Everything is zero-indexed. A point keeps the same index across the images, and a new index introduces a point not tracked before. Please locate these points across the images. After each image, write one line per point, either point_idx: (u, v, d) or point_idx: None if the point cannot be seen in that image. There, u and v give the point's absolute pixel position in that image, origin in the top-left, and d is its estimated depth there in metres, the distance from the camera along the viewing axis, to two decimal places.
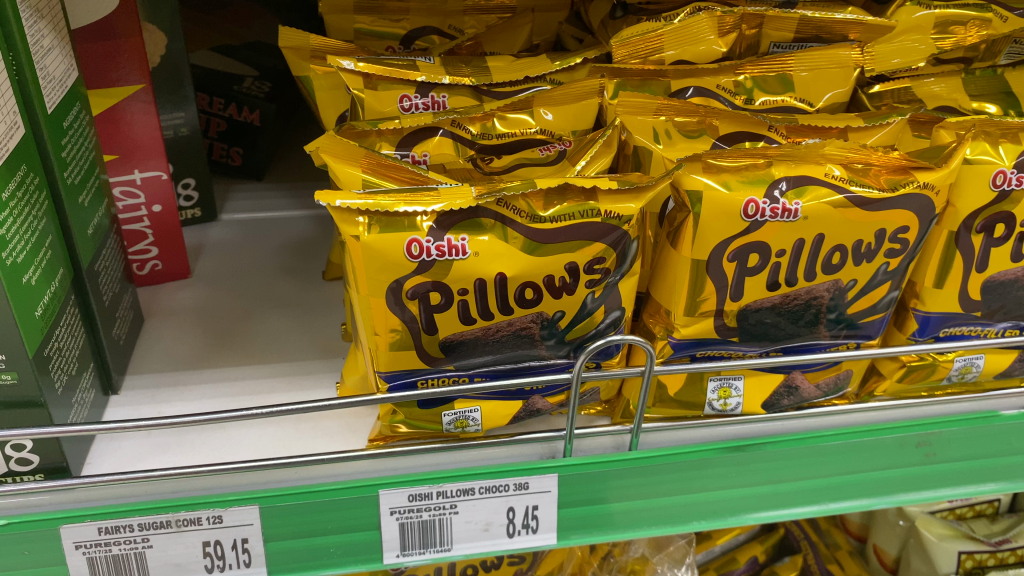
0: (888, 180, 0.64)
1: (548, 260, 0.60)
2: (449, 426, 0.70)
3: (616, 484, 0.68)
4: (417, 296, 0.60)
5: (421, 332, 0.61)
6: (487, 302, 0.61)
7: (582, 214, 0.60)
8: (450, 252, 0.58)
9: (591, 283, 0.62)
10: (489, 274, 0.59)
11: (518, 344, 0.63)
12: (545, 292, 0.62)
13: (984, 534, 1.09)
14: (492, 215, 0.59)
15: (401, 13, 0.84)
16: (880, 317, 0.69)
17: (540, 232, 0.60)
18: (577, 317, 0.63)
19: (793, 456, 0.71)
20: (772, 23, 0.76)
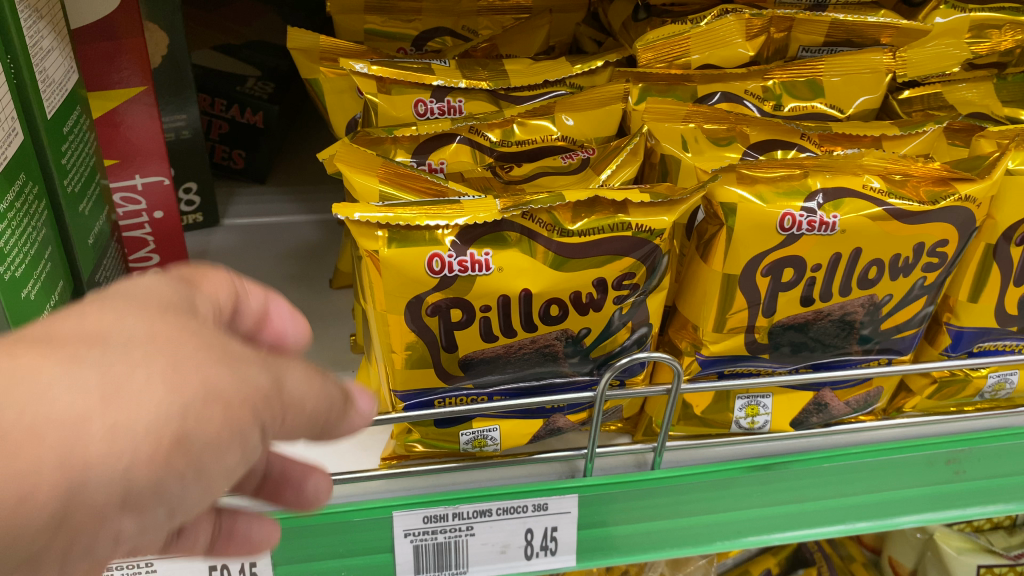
0: (927, 193, 0.61)
1: (575, 276, 0.57)
2: (467, 446, 0.67)
3: (639, 506, 0.65)
4: (437, 312, 0.57)
5: (440, 349, 0.58)
6: (510, 320, 0.58)
7: (612, 228, 0.57)
8: (473, 268, 0.56)
9: (618, 299, 0.59)
10: (512, 291, 0.57)
11: (542, 363, 0.60)
12: (571, 308, 0.59)
13: (1004, 548, 1.05)
14: (517, 229, 0.57)
15: (413, 13, 0.82)
16: (914, 332, 0.66)
17: (566, 246, 0.57)
18: (602, 335, 0.61)
19: (822, 474, 0.68)
20: (801, 27, 0.74)
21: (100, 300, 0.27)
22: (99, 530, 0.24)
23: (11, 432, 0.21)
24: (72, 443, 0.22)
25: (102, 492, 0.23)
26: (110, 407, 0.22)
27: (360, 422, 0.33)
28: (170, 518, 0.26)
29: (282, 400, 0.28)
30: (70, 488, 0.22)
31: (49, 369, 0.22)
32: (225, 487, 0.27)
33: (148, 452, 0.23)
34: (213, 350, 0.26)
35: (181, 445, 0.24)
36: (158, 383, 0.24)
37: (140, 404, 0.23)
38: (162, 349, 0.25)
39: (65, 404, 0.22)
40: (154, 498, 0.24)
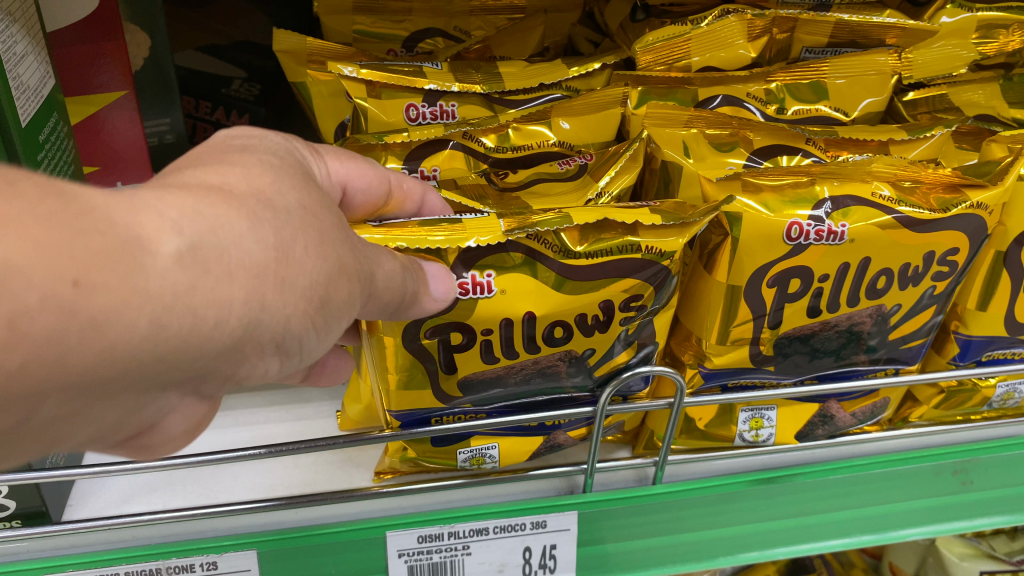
0: (938, 200, 0.59)
1: (581, 299, 0.56)
2: (465, 463, 0.65)
3: (638, 522, 0.63)
4: (437, 336, 0.55)
5: (439, 372, 0.56)
6: (512, 342, 0.56)
7: (620, 250, 0.55)
8: (475, 290, 0.54)
9: (625, 321, 0.58)
10: (516, 313, 0.55)
11: (545, 385, 0.58)
12: (575, 330, 0.57)
13: (1004, 552, 0.99)
14: (521, 248, 0.54)
15: (403, 14, 0.79)
16: (921, 342, 0.64)
17: (570, 267, 0.55)
18: (607, 355, 0.59)
19: (830, 486, 0.66)
20: (805, 27, 0.72)
21: (261, 167, 0.37)
22: (257, 359, 0.35)
23: (216, 269, 0.31)
24: (256, 289, 0.32)
25: (270, 328, 0.34)
26: (279, 263, 0.33)
27: (426, 309, 0.49)
28: (297, 359, 0.38)
29: (373, 284, 0.41)
30: (251, 323, 0.32)
31: (240, 224, 0.32)
32: (331, 341, 0.40)
33: (302, 308, 0.35)
34: (337, 232, 0.37)
35: (319, 306, 0.36)
36: (310, 252, 0.35)
37: (297, 268, 0.34)
38: (310, 223, 0.36)
39: (248, 257, 0.32)
40: (297, 345, 0.36)
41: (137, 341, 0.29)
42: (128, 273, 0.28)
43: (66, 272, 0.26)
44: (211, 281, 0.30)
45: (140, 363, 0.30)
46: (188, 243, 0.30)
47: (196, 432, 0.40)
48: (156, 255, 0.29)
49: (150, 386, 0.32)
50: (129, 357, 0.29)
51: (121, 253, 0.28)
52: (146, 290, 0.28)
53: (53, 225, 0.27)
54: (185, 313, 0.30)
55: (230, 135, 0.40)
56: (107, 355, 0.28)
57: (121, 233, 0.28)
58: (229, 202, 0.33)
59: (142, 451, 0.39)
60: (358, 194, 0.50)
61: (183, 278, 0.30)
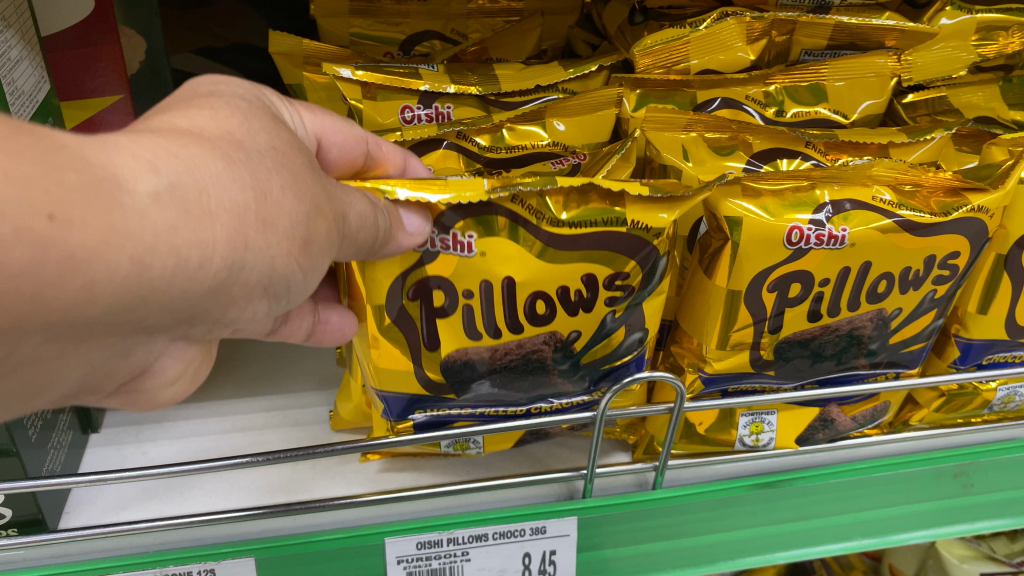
0: (939, 203, 0.59)
1: (564, 269, 0.55)
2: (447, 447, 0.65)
3: (637, 527, 0.62)
4: (418, 296, 0.55)
5: (422, 348, 0.57)
6: (493, 312, 0.56)
7: (605, 222, 0.54)
8: (455, 247, 0.54)
9: (611, 301, 0.57)
10: (495, 276, 0.55)
11: (529, 369, 0.59)
12: (559, 306, 0.57)
13: (1006, 553, 0.97)
14: (507, 214, 0.53)
15: (400, 16, 0.79)
16: (921, 346, 0.64)
17: (554, 236, 0.54)
18: (594, 338, 0.59)
19: (831, 491, 0.66)
20: (804, 30, 0.72)
21: (231, 110, 0.37)
22: (241, 299, 0.36)
23: (196, 209, 0.31)
24: (238, 229, 0.33)
25: (255, 268, 0.34)
26: (260, 202, 0.34)
27: (402, 246, 0.49)
28: (279, 300, 0.39)
29: (350, 229, 0.41)
30: (235, 263, 0.33)
31: (216, 164, 0.33)
32: (313, 283, 0.40)
33: (285, 248, 0.35)
34: (312, 174, 0.38)
35: (302, 247, 0.37)
36: (289, 193, 0.36)
37: (277, 209, 0.35)
38: (284, 164, 0.36)
39: (226, 196, 0.32)
40: (281, 285, 0.37)
41: (120, 280, 0.29)
42: (106, 211, 0.28)
43: (41, 207, 0.26)
44: (191, 220, 0.31)
45: (123, 301, 0.30)
46: (165, 183, 0.30)
47: (186, 376, 0.41)
48: (132, 194, 0.29)
49: (135, 326, 0.33)
50: (111, 295, 0.30)
51: (99, 190, 0.28)
52: (127, 229, 0.29)
53: (26, 160, 0.27)
54: (168, 252, 0.30)
55: (196, 84, 0.40)
56: (88, 294, 0.29)
57: (96, 170, 0.29)
58: (202, 145, 0.33)
59: (133, 394, 0.40)
60: (335, 150, 0.49)
61: (163, 217, 0.30)
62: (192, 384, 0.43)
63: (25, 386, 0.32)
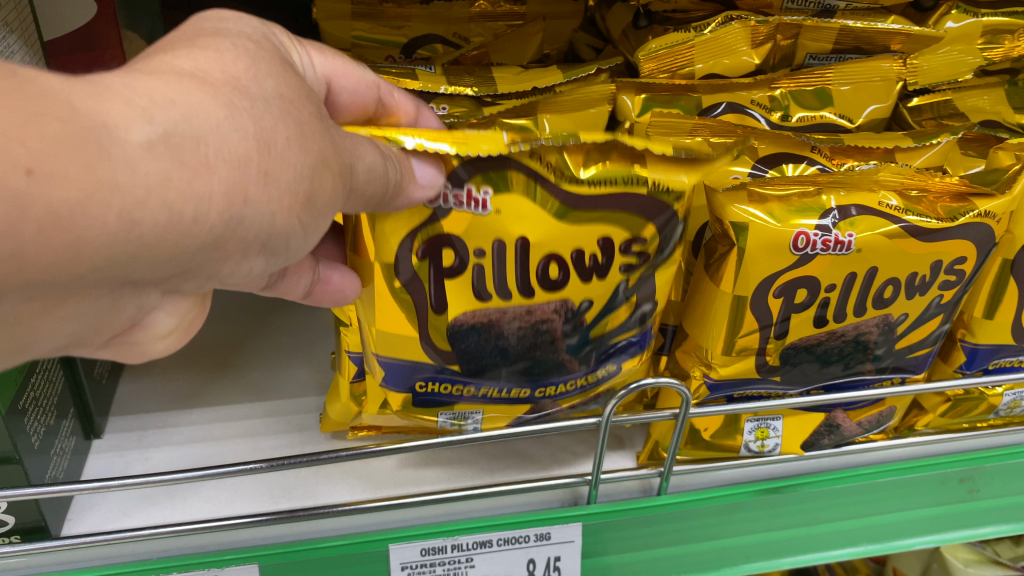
0: (945, 209, 0.58)
1: (580, 231, 0.54)
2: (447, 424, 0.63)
3: (642, 533, 0.62)
4: (427, 256, 0.54)
5: (429, 309, 0.57)
6: (505, 274, 0.55)
7: (626, 182, 0.53)
8: (469, 204, 0.52)
9: (626, 269, 0.57)
10: (509, 237, 0.54)
11: (539, 341, 0.59)
12: (572, 270, 0.56)
13: (1011, 558, 0.96)
14: (525, 172, 0.52)
15: (401, 20, 0.79)
16: (927, 351, 0.64)
17: (573, 196, 0.53)
18: (606, 307, 0.58)
19: (837, 496, 0.66)
20: (809, 34, 0.71)
21: (237, 51, 0.36)
22: (237, 255, 0.36)
23: (191, 161, 0.31)
24: (238, 181, 0.33)
25: (253, 222, 0.34)
26: (262, 153, 0.33)
27: (414, 199, 0.48)
28: (278, 257, 0.39)
29: (354, 184, 0.41)
30: (233, 216, 0.33)
31: (217, 112, 0.32)
32: (313, 240, 0.41)
33: (286, 203, 0.35)
34: (318, 124, 0.38)
35: (304, 204, 0.37)
36: (295, 145, 0.35)
37: (280, 162, 0.35)
38: (290, 112, 0.36)
39: (226, 147, 0.32)
40: (280, 238, 0.37)
41: (108, 235, 0.29)
42: (93, 162, 0.28)
43: (19, 161, 0.26)
44: (187, 172, 0.31)
45: (115, 258, 0.30)
46: (159, 132, 0.30)
47: (178, 330, 0.42)
48: (123, 144, 0.29)
49: (128, 280, 0.33)
50: (101, 252, 0.29)
51: (86, 140, 0.28)
52: (114, 182, 0.28)
53: (8, 110, 0.26)
54: (161, 206, 0.30)
55: (203, 20, 0.39)
56: (74, 251, 0.29)
57: (82, 119, 0.28)
58: (203, 90, 0.32)
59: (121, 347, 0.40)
60: (344, 94, 0.50)
61: (157, 167, 0.30)
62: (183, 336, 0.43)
63: (10, 340, 0.32)
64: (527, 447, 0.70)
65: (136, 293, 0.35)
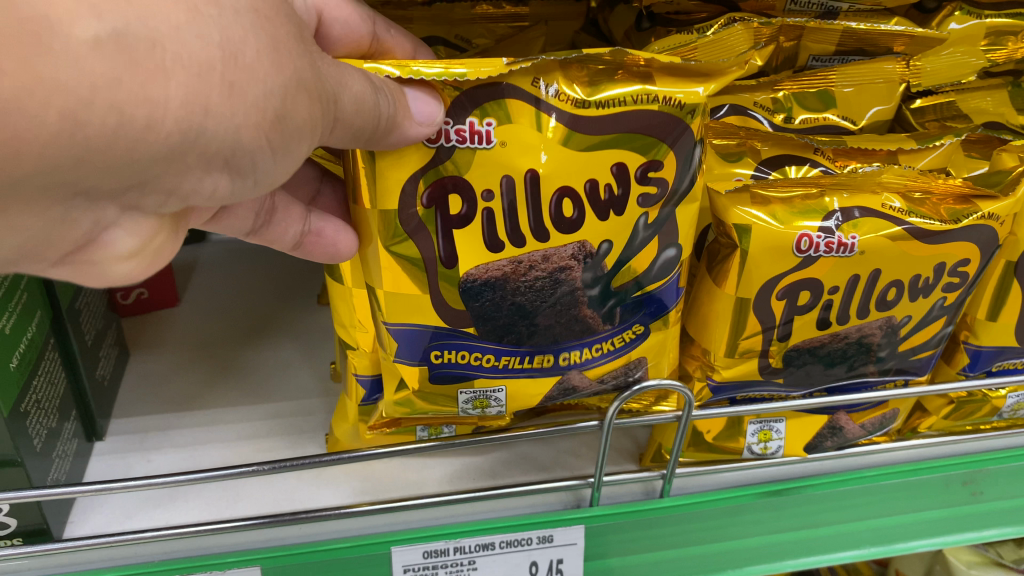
0: (949, 211, 0.58)
1: (592, 157, 0.50)
2: (466, 405, 0.59)
3: (644, 535, 0.62)
4: (434, 203, 0.51)
5: (438, 263, 0.53)
6: (516, 217, 0.51)
7: (634, 100, 0.49)
8: (473, 139, 0.49)
9: (644, 201, 0.53)
10: (516, 171, 0.50)
11: (556, 290, 0.54)
12: (587, 205, 0.52)
13: (1014, 560, 0.96)
14: (527, 99, 0.48)
15: (403, 21, 0.79)
16: (931, 353, 0.63)
17: (579, 119, 0.49)
18: (626, 249, 0.54)
19: (840, 498, 0.66)
20: (812, 36, 0.70)
21: None
22: (198, 169, 0.37)
23: (145, 65, 0.32)
24: (199, 90, 0.34)
25: (215, 134, 0.36)
26: (224, 64, 0.34)
27: (408, 136, 0.46)
28: (246, 177, 0.40)
29: (336, 112, 0.42)
30: (192, 126, 0.34)
31: (177, 16, 0.33)
32: (287, 164, 0.42)
33: (252, 119, 0.37)
34: (295, 45, 0.38)
35: (273, 121, 0.38)
36: (263, 60, 0.36)
37: (247, 75, 0.35)
38: (264, 28, 0.36)
39: (187, 53, 0.33)
40: (247, 156, 0.39)
41: (50, 133, 0.30)
42: (30, 56, 0.28)
43: None
44: (140, 74, 0.32)
45: (69, 158, 0.32)
46: (108, 29, 0.30)
47: (151, 254, 0.43)
48: (66, 39, 0.29)
49: (88, 184, 0.34)
50: (44, 148, 0.30)
51: (26, 34, 0.28)
52: (55, 78, 0.29)
53: None
54: (109, 108, 0.31)
55: None
56: (16, 149, 0.30)
57: (22, 10, 0.28)
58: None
59: (86, 270, 0.41)
60: (336, 26, 0.54)
61: (104, 65, 0.30)
62: (158, 260, 0.45)
63: None
64: (530, 449, 0.70)
65: (97, 203, 0.37)
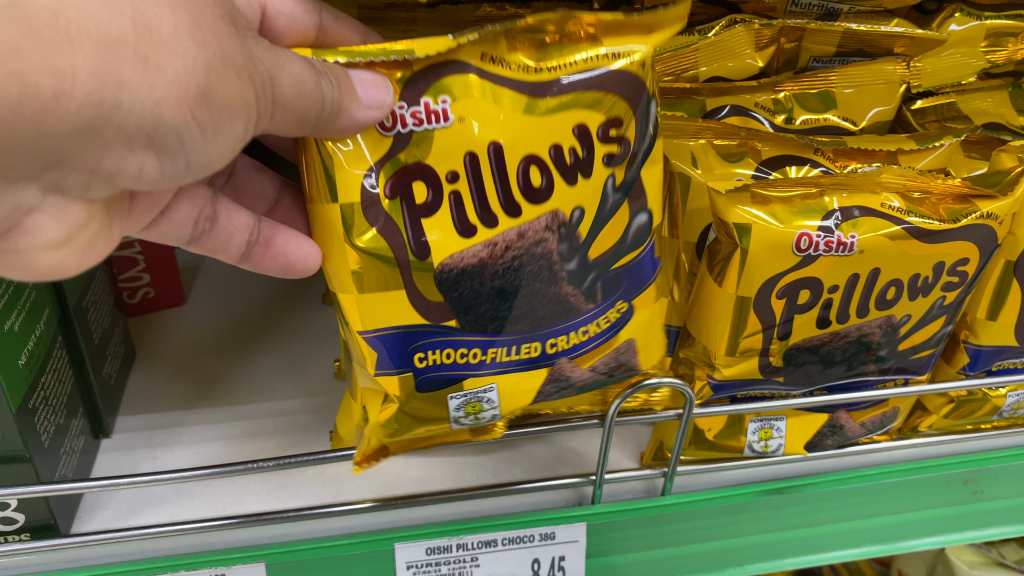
0: (948, 210, 0.59)
1: (552, 123, 0.51)
2: (458, 412, 0.57)
3: (646, 533, 0.62)
4: (398, 193, 0.50)
5: (410, 257, 0.52)
6: (484, 193, 0.51)
7: (585, 59, 0.51)
8: (430, 118, 0.49)
9: (610, 161, 0.53)
10: (479, 146, 0.50)
11: (535, 268, 0.54)
12: (554, 172, 0.52)
13: (1016, 560, 0.96)
14: (478, 73, 0.49)
15: (408, 23, 0.80)
16: (931, 352, 0.64)
17: (532, 85, 0.50)
18: (597, 217, 0.54)
19: (840, 497, 0.66)
20: (813, 37, 0.71)
21: None
22: (119, 145, 0.38)
23: (46, 35, 0.33)
24: (107, 63, 0.34)
25: (131, 109, 0.36)
26: (138, 37, 0.35)
27: (357, 119, 0.46)
28: (175, 159, 0.40)
29: (275, 94, 0.42)
30: (102, 99, 0.35)
31: None
32: (222, 145, 0.42)
33: (175, 95, 0.37)
34: (222, 26, 0.39)
35: (198, 97, 0.38)
36: (184, 37, 0.36)
37: (164, 50, 0.36)
38: (185, 7, 0.37)
39: (93, 24, 0.34)
40: (174, 135, 0.39)
41: None
42: None
43: None
44: (41, 43, 0.32)
45: None
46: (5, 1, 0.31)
47: (76, 240, 0.44)
48: None
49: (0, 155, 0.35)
50: None
51: None
52: None
53: None
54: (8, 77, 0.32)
55: None
56: None
57: None
58: None
59: (11, 255, 0.43)
60: (280, 18, 0.55)
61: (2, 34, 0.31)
62: (92, 246, 0.45)
63: None
64: (533, 447, 0.71)
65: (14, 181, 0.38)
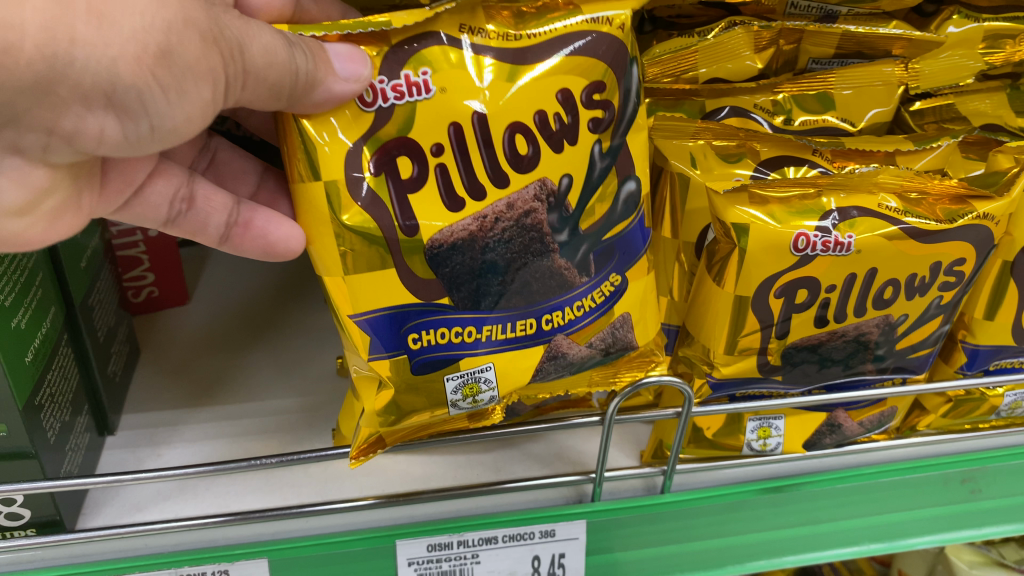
0: (944, 211, 0.59)
1: (535, 91, 0.52)
2: (455, 395, 0.57)
3: (645, 530, 0.63)
4: (383, 169, 0.51)
5: (398, 232, 0.52)
6: (471, 165, 0.52)
7: (563, 24, 0.52)
8: (411, 91, 0.50)
9: (595, 126, 0.54)
10: (463, 115, 0.51)
11: (524, 240, 0.54)
12: (540, 139, 0.53)
13: (1016, 561, 0.97)
14: (459, 44, 0.51)
15: None
16: (928, 351, 0.64)
17: (512, 51, 0.52)
18: (586, 184, 0.55)
19: (838, 495, 0.66)
20: (812, 39, 0.72)
21: None
22: (78, 105, 0.38)
23: None
24: (60, 18, 0.35)
25: (88, 66, 0.37)
26: None
27: (335, 91, 0.47)
28: (138, 121, 0.41)
29: (242, 61, 0.43)
30: (56, 54, 0.36)
31: None
32: (188, 110, 0.42)
33: (132, 53, 0.38)
34: None
35: (157, 57, 0.39)
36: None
37: (120, 7, 0.37)
38: None
39: None
40: (135, 96, 0.39)
41: None
42: None
43: None
44: None
45: None
46: None
47: (34, 205, 0.45)
48: None
49: None
50: None
51: None
52: None
53: None
54: None
55: None
56: None
57: None
58: None
59: None
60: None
61: None
62: (51, 214, 0.46)
63: None
64: (534, 446, 0.71)
65: None
